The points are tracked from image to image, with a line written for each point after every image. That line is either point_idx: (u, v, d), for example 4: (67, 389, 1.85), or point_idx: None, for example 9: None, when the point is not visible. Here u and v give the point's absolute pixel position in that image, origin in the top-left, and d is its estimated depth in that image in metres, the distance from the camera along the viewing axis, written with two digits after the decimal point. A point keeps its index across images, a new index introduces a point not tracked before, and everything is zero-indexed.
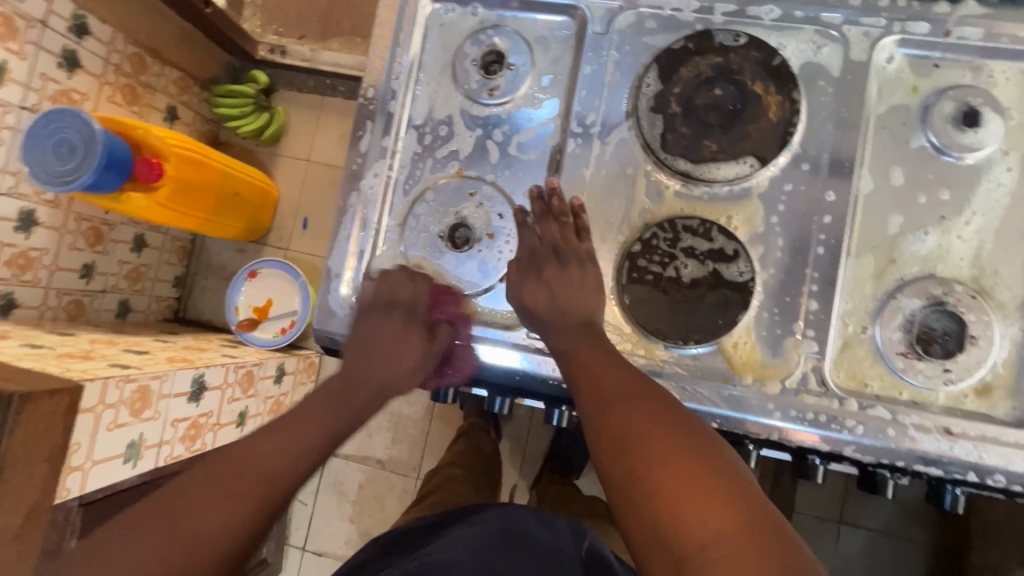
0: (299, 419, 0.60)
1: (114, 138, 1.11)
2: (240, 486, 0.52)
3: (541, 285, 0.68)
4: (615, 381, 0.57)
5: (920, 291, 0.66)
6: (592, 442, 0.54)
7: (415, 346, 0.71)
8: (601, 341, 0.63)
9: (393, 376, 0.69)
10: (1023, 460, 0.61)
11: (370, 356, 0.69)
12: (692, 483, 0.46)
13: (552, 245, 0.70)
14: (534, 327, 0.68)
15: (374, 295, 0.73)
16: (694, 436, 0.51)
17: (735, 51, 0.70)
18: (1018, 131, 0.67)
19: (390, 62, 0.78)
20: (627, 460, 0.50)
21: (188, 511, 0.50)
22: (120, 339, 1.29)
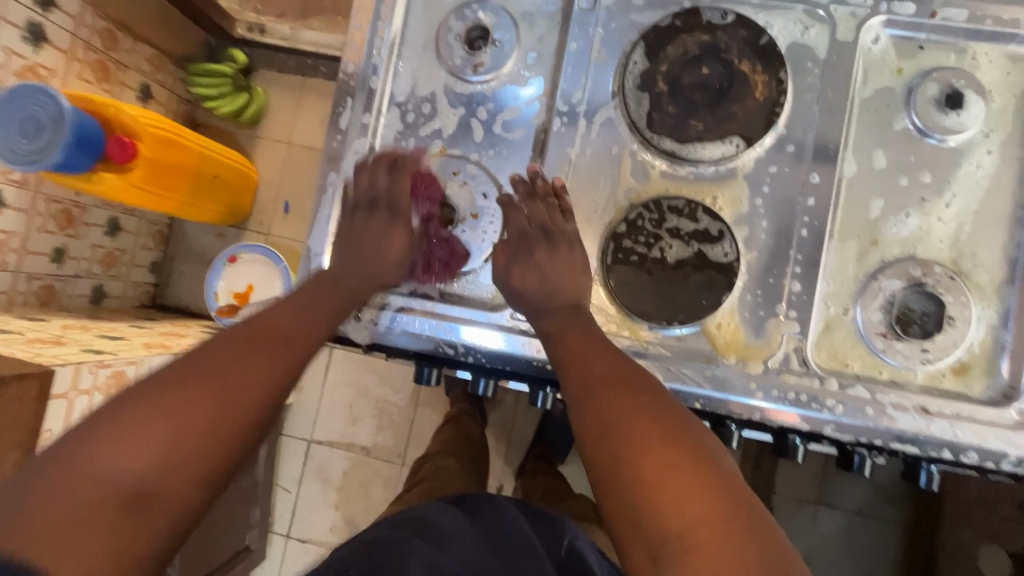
0: (286, 305, 0.64)
1: (84, 115, 1.07)
2: (262, 350, 0.57)
3: (529, 268, 0.69)
4: (601, 366, 0.57)
5: (900, 272, 0.66)
6: (576, 426, 0.55)
7: (398, 243, 0.73)
8: (588, 325, 0.64)
9: (378, 269, 0.71)
10: (996, 438, 0.63)
11: (357, 249, 0.71)
12: (673, 471, 0.47)
13: (541, 225, 0.70)
14: (522, 308, 0.69)
15: (366, 188, 0.74)
16: (677, 423, 0.51)
17: (722, 30, 0.69)
18: (999, 115, 0.67)
19: (370, 36, 0.76)
20: (609, 447, 0.51)
21: (220, 374, 0.53)
22: (94, 325, 1.25)
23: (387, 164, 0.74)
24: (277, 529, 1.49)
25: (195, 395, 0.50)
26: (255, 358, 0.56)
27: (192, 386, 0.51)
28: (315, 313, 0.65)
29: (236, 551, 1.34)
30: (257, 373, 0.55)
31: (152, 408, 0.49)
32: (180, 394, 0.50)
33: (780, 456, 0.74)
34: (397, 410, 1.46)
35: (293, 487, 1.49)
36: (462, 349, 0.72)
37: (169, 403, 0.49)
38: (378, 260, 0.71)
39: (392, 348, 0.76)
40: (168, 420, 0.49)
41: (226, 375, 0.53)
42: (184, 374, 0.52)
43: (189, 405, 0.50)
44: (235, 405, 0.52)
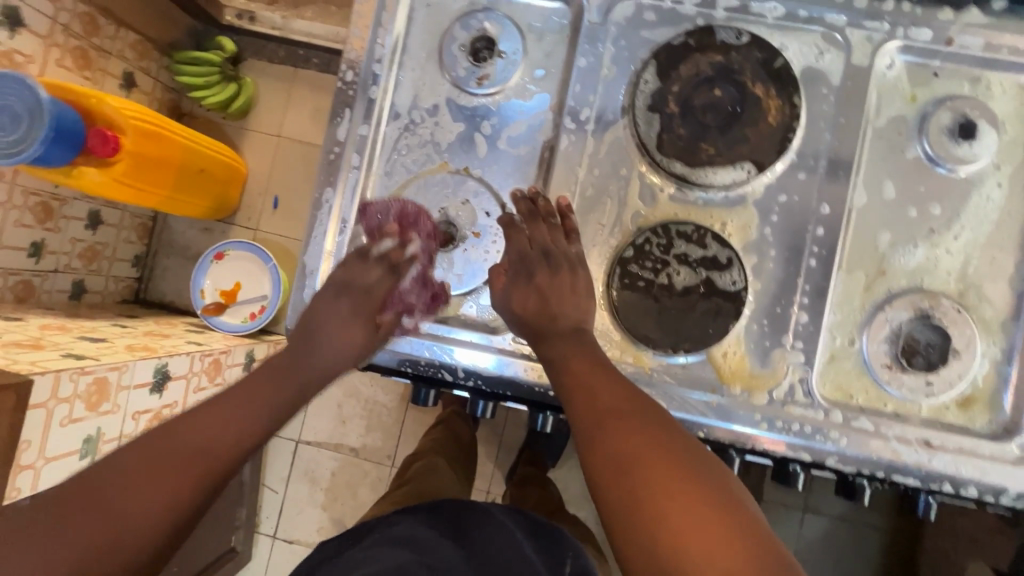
0: (235, 394, 0.60)
1: (64, 107, 1.02)
2: (181, 456, 0.52)
3: (531, 291, 0.65)
4: (611, 398, 0.55)
5: (908, 303, 0.66)
6: (587, 463, 0.52)
7: (356, 335, 0.69)
8: (592, 348, 0.61)
9: (329, 364, 0.67)
10: (996, 472, 0.63)
11: (308, 344, 0.67)
12: (696, 516, 0.46)
13: (542, 247, 0.67)
14: (520, 331, 0.66)
15: (339, 273, 0.69)
16: (693, 463, 0.50)
17: (736, 50, 0.67)
18: (1011, 146, 0.66)
19: (371, 43, 0.72)
20: (625, 488, 0.49)
21: (130, 490, 0.49)
22: (75, 325, 1.21)
23: (384, 261, 0.69)
24: (263, 529, 1.46)
25: (93, 514, 0.47)
26: (170, 468, 0.51)
27: (95, 501, 0.48)
28: (265, 403, 0.60)
29: (223, 554, 1.31)
30: (173, 488, 0.50)
31: (48, 527, 0.46)
32: (84, 508, 0.47)
33: (780, 480, 0.73)
34: (387, 412, 1.44)
35: (280, 487, 1.46)
36: (462, 374, 0.71)
37: (60, 532, 0.45)
38: (330, 358, 0.68)
39: (386, 369, 0.74)
40: (58, 547, 0.45)
41: (132, 490, 0.49)
42: (98, 481, 0.49)
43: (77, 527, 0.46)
44: (136, 531, 0.48)
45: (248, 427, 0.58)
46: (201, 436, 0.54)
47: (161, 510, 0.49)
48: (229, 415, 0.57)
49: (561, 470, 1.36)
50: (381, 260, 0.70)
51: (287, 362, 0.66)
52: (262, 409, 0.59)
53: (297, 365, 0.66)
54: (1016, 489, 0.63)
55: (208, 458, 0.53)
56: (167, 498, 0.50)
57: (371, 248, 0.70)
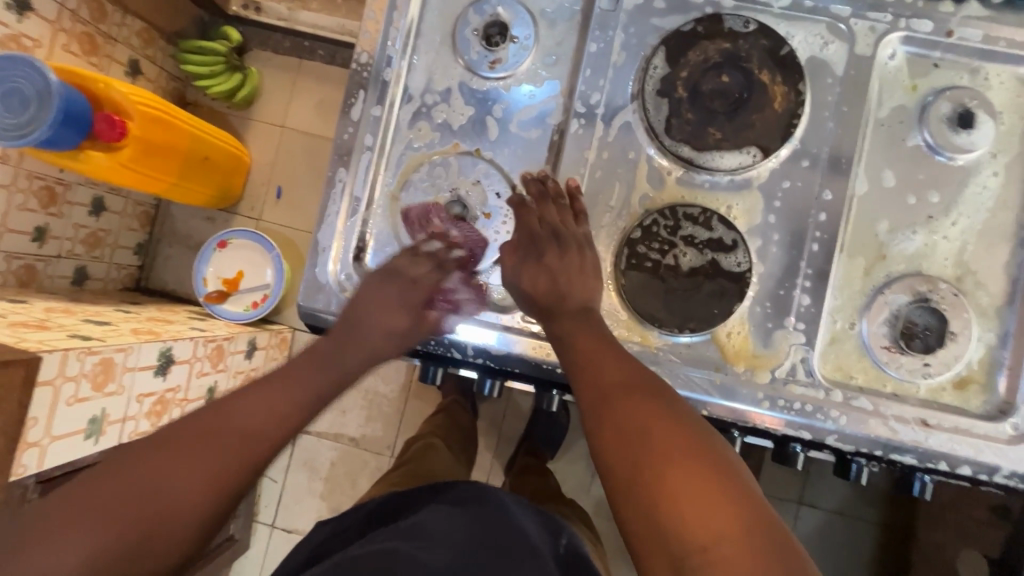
0: (271, 379, 0.59)
1: (72, 91, 1.02)
2: (217, 440, 0.52)
3: (541, 271, 0.66)
4: (616, 373, 0.56)
5: (906, 287, 0.68)
6: (592, 436, 0.54)
7: (400, 321, 0.67)
8: (599, 326, 0.62)
9: (369, 347, 0.65)
10: (990, 451, 0.65)
11: (354, 326, 0.66)
12: (697, 487, 0.47)
13: (552, 228, 0.67)
14: (532, 310, 0.67)
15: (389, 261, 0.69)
16: (695, 436, 0.51)
17: (744, 38, 0.69)
18: (1007, 136, 0.68)
19: (385, 26, 0.73)
20: (630, 458, 0.50)
21: (168, 472, 0.49)
22: (78, 309, 1.21)
23: (432, 257, 0.70)
24: (262, 518, 1.47)
25: (120, 495, 0.47)
26: (204, 452, 0.51)
27: (130, 482, 0.48)
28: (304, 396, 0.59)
29: (222, 541, 1.32)
30: (207, 472, 0.50)
31: (82, 503, 0.46)
32: (116, 489, 0.47)
33: (778, 459, 0.76)
34: (387, 402, 1.45)
35: (279, 476, 1.47)
36: (471, 352, 0.72)
37: (92, 512, 0.45)
38: (370, 339, 0.66)
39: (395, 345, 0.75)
40: (89, 529, 0.45)
41: (163, 472, 0.49)
42: (140, 458, 0.49)
43: (113, 507, 0.46)
44: (169, 519, 0.48)
45: (289, 411, 0.57)
46: (237, 426, 0.53)
47: (196, 496, 0.49)
48: (265, 404, 0.56)
49: (560, 461, 1.37)
50: (430, 256, 0.70)
51: (325, 347, 0.63)
52: (301, 399, 0.58)
53: (336, 351, 0.63)
54: (1009, 467, 0.65)
55: (245, 441, 0.53)
56: (201, 486, 0.50)
57: (421, 246, 0.71)
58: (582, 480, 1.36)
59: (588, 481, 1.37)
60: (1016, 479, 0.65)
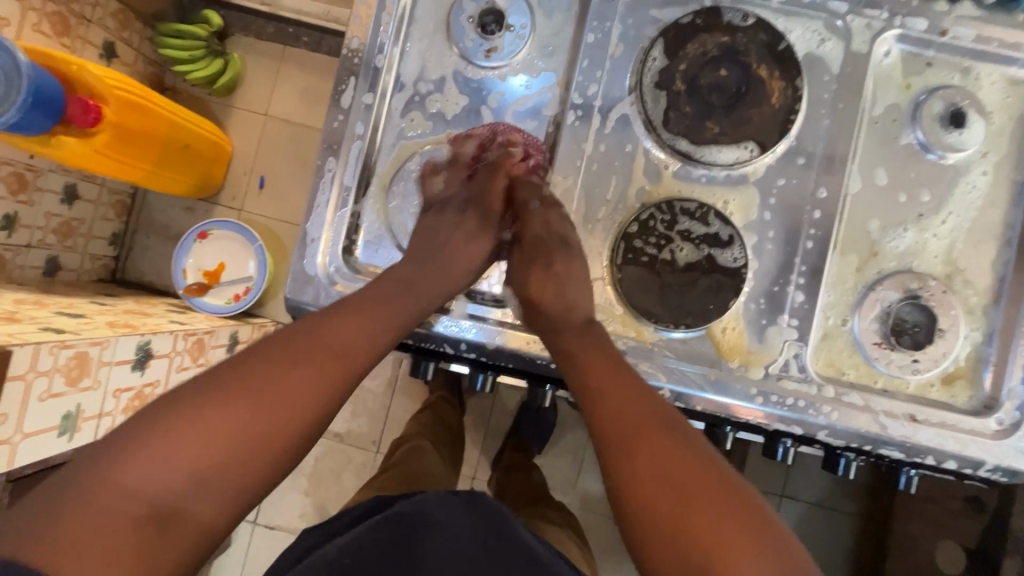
0: (364, 298, 0.59)
1: (43, 73, 0.97)
2: (318, 358, 0.53)
3: (548, 279, 0.65)
4: (639, 409, 0.54)
5: (897, 284, 0.68)
6: (619, 479, 0.51)
7: (462, 272, 0.67)
8: (612, 351, 0.60)
9: (451, 280, 0.66)
10: (976, 446, 0.66)
11: (438, 250, 0.66)
12: (747, 546, 0.45)
13: (561, 236, 0.67)
14: (538, 327, 0.65)
15: (451, 190, 0.70)
16: (725, 480, 0.49)
17: (742, 32, 0.68)
18: (995, 136, 0.69)
19: (377, 11, 0.71)
20: (667, 508, 0.48)
21: (278, 384, 0.51)
22: (51, 300, 1.16)
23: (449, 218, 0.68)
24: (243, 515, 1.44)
25: (226, 417, 0.49)
26: (307, 368, 0.52)
27: (243, 399, 0.50)
28: (392, 313, 0.59)
29: None
30: (311, 386, 0.52)
31: (197, 414, 0.48)
32: (230, 401, 0.49)
33: (767, 455, 0.76)
34: (373, 397, 1.43)
35: None
36: (464, 347, 0.70)
37: (202, 425, 0.48)
38: (452, 272, 0.66)
39: None
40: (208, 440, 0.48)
41: (265, 392, 0.51)
42: (237, 380, 0.51)
43: (225, 421, 0.48)
44: (273, 434, 0.50)
45: (379, 329, 0.57)
46: (336, 343, 0.54)
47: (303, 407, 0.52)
48: (354, 324, 0.56)
49: (548, 455, 1.37)
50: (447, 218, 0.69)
51: (409, 274, 0.63)
52: (387, 321, 0.58)
53: (420, 276, 0.63)
54: (994, 461, 0.66)
55: (338, 360, 0.54)
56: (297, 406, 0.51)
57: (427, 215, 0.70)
58: (569, 474, 1.36)
59: (575, 476, 1.37)
60: (998, 473, 0.67)
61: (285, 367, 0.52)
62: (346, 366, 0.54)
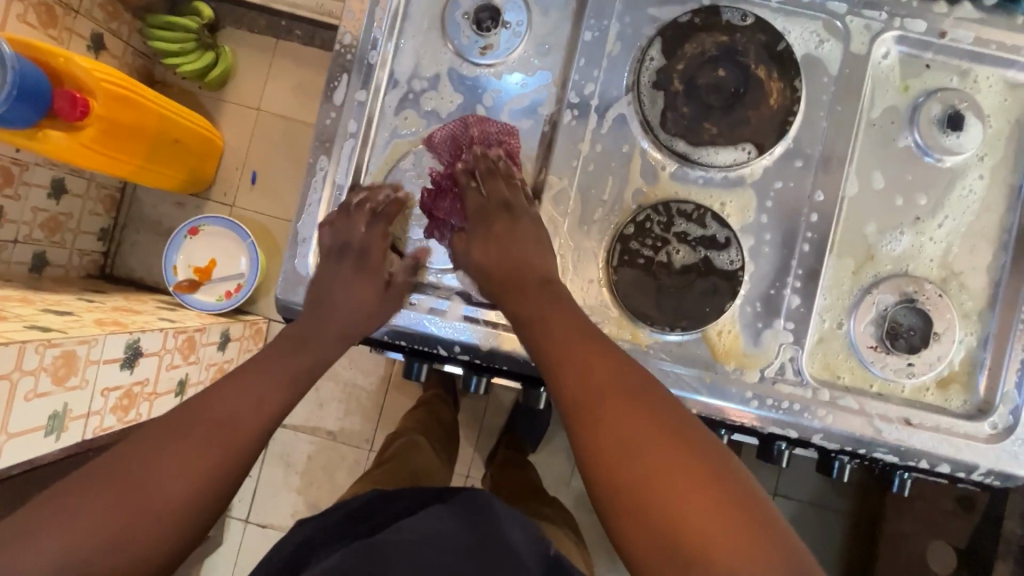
0: (247, 371, 0.59)
1: (29, 65, 0.95)
2: (197, 429, 0.52)
3: (490, 242, 0.66)
4: (603, 370, 0.52)
5: (893, 287, 0.68)
6: (583, 441, 0.49)
7: (370, 296, 0.68)
8: (569, 307, 0.59)
9: (345, 334, 0.66)
10: (970, 450, 0.66)
11: (328, 301, 0.67)
12: (708, 504, 0.43)
13: (501, 201, 0.68)
14: (489, 291, 0.66)
15: (334, 234, 0.69)
16: (691, 438, 0.47)
17: (741, 32, 0.68)
18: (993, 139, 0.69)
19: (371, 6, 0.70)
20: (630, 469, 0.46)
21: (167, 452, 0.50)
22: (37, 297, 1.14)
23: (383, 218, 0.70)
24: (235, 514, 1.42)
25: (112, 491, 0.47)
26: (185, 441, 0.51)
27: (113, 482, 0.47)
28: (286, 375, 0.60)
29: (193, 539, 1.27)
30: (201, 451, 0.51)
31: (57, 511, 0.45)
32: (97, 487, 0.47)
33: (762, 458, 0.76)
34: (366, 395, 1.42)
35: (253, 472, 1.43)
36: (458, 350, 0.70)
37: (82, 502, 0.46)
38: (345, 325, 0.67)
39: (381, 340, 0.73)
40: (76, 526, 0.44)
41: (156, 460, 0.49)
42: (124, 454, 0.49)
43: (111, 494, 0.47)
44: (162, 503, 0.48)
45: (273, 390, 0.58)
46: (217, 414, 0.54)
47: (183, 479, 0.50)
48: (245, 389, 0.57)
49: (541, 454, 1.37)
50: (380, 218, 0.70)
51: (301, 328, 0.65)
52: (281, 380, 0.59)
53: (313, 330, 0.65)
54: (987, 465, 0.66)
55: (229, 423, 0.54)
56: (190, 470, 0.50)
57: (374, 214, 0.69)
58: (563, 473, 1.36)
59: (569, 474, 1.36)
60: (990, 476, 0.67)
61: (175, 434, 0.51)
62: (238, 429, 0.54)
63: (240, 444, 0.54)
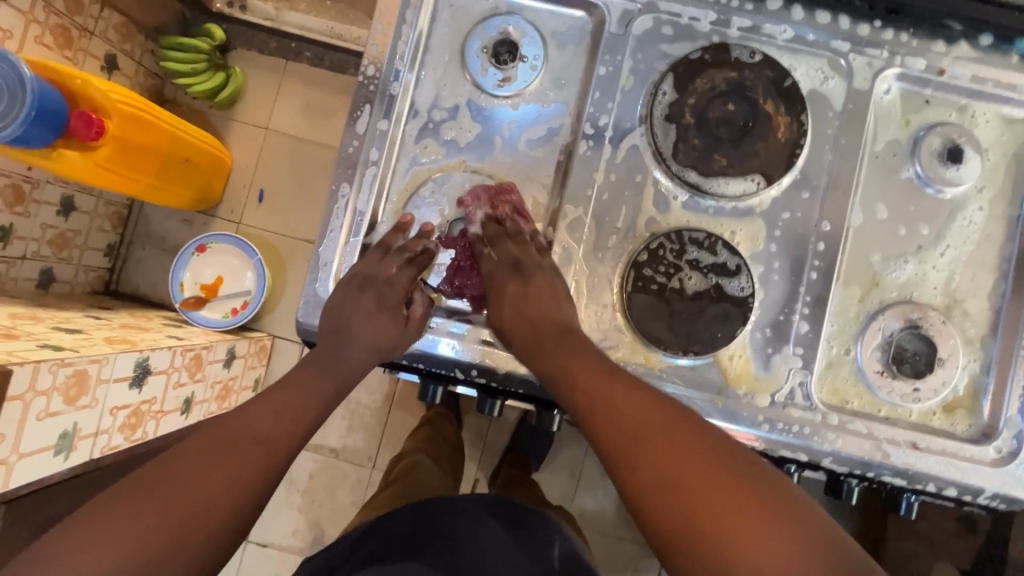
0: (274, 393, 0.61)
1: (47, 87, 0.96)
2: (232, 451, 0.54)
3: (504, 302, 0.67)
4: (635, 410, 0.53)
5: (898, 314, 0.70)
6: (623, 481, 0.50)
7: (386, 328, 0.68)
8: (588, 351, 0.61)
9: (365, 356, 0.67)
10: (976, 474, 0.68)
11: (345, 333, 0.67)
12: (752, 515, 0.45)
13: (513, 261, 0.68)
14: (508, 347, 0.67)
15: (363, 267, 0.69)
16: (732, 466, 0.49)
17: (750, 67, 0.71)
18: (991, 172, 0.72)
19: (394, 40, 0.72)
20: (675, 503, 0.47)
21: (205, 471, 0.52)
22: (46, 315, 1.14)
23: (403, 254, 0.69)
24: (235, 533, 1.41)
25: (154, 509, 0.48)
26: (221, 462, 0.53)
27: (154, 499, 0.49)
28: (314, 395, 0.62)
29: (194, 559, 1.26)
30: (238, 470, 0.53)
31: (99, 529, 0.46)
32: (138, 505, 0.48)
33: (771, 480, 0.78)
34: (370, 413, 1.42)
35: None
36: (475, 373, 0.71)
37: (124, 520, 0.47)
38: (364, 350, 0.67)
39: (399, 363, 0.74)
40: (120, 544, 0.46)
41: (195, 478, 0.51)
42: (164, 473, 0.51)
43: (152, 512, 0.48)
44: (202, 520, 0.50)
45: (302, 410, 0.61)
46: (252, 435, 0.56)
47: (217, 502, 0.51)
48: (277, 409, 0.59)
49: (545, 473, 1.37)
50: (399, 253, 0.70)
51: (321, 355, 0.66)
52: (309, 400, 0.61)
53: (332, 356, 0.66)
54: (993, 489, 0.68)
55: (262, 443, 0.56)
56: (228, 488, 0.52)
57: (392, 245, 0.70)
58: (567, 492, 1.36)
59: (572, 493, 1.37)
60: (996, 500, 0.69)
61: (213, 453, 0.53)
62: (272, 450, 0.56)
63: (274, 462, 0.56)
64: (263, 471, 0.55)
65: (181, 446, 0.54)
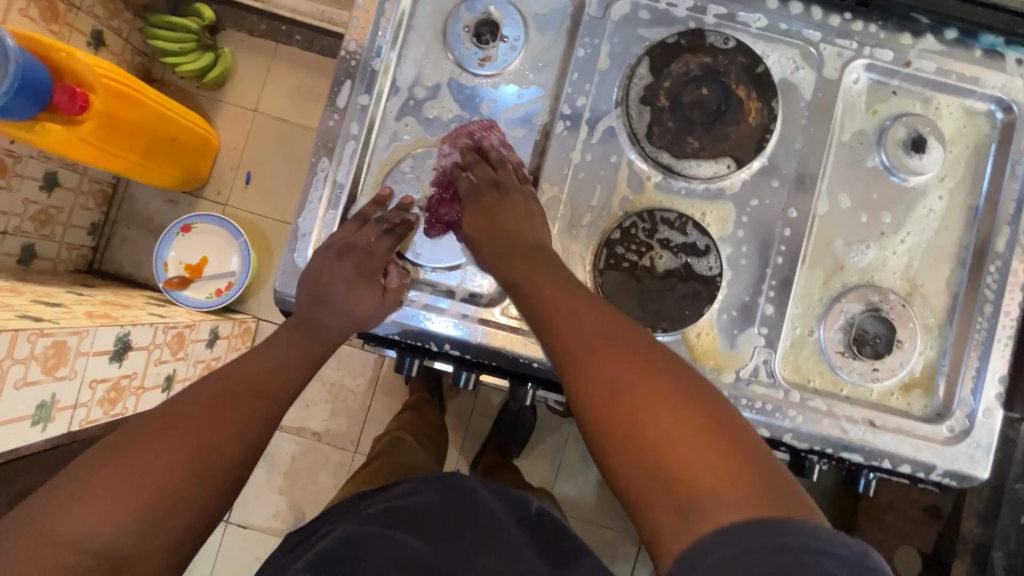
0: (265, 353, 0.64)
1: (31, 59, 0.95)
2: (235, 405, 0.57)
3: (477, 213, 0.69)
4: (595, 324, 0.53)
5: (860, 297, 0.72)
6: (576, 391, 0.50)
7: (364, 298, 0.69)
8: (561, 270, 0.62)
9: (348, 321, 0.69)
10: (929, 451, 0.71)
11: (322, 299, 0.69)
12: (683, 426, 0.44)
13: (491, 180, 0.71)
14: (478, 259, 0.69)
15: (341, 235, 0.70)
16: (688, 382, 0.48)
17: (723, 54, 0.72)
18: (952, 162, 0.75)
19: (376, 17, 0.73)
20: (616, 414, 0.46)
21: (210, 421, 0.54)
22: (27, 289, 1.14)
23: (381, 224, 0.70)
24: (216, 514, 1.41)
25: (166, 455, 0.50)
26: (226, 413, 0.56)
27: (164, 445, 0.51)
28: (300, 359, 0.66)
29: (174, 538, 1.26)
30: (240, 423, 0.56)
31: (114, 476, 0.48)
32: (155, 450, 0.50)
33: None
34: (353, 396, 1.43)
35: None
36: (449, 346, 0.72)
37: (138, 465, 0.49)
38: (346, 317, 0.69)
39: (377, 335, 0.75)
40: (137, 486, 0.48)
41: (201, 428, 0.53)
42: (171, 421, 0.53)
43: (164, 457, 0.50)
44: (212, 468, 0.53)
45: (291, 370, 0.64)
46: (251, 391, 0.59)
47: (228, 451, 0.54)
48: (269, 369, 0.62)
49: (526, 458, 1.39)
50: (377, 224, 0.71)
51: (303, 320, 0.68)
52: (296, 362, 0.65)
53: (315, 322, 0.69)
54: (944, 466, 0.71)
55: (259, 399, 0.59)
56: (233, 440, 0.55)
57: (370, 216, 0.71)
58: (546, 477, 1.38)
59: (551, 479, 1.39)
60: (947, 477, 0.71)
61: (215, 405, 0.56)
62: (270, 405, 0.59)
63: (272, 417, 0.59)
64: (264, 425, 0.58)
65: (181, 397, 0.56)
